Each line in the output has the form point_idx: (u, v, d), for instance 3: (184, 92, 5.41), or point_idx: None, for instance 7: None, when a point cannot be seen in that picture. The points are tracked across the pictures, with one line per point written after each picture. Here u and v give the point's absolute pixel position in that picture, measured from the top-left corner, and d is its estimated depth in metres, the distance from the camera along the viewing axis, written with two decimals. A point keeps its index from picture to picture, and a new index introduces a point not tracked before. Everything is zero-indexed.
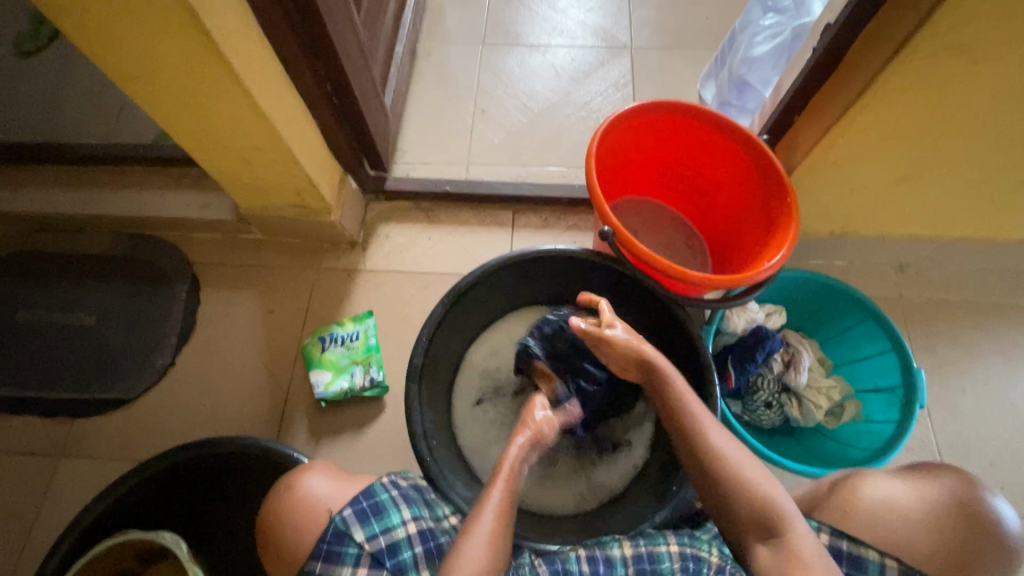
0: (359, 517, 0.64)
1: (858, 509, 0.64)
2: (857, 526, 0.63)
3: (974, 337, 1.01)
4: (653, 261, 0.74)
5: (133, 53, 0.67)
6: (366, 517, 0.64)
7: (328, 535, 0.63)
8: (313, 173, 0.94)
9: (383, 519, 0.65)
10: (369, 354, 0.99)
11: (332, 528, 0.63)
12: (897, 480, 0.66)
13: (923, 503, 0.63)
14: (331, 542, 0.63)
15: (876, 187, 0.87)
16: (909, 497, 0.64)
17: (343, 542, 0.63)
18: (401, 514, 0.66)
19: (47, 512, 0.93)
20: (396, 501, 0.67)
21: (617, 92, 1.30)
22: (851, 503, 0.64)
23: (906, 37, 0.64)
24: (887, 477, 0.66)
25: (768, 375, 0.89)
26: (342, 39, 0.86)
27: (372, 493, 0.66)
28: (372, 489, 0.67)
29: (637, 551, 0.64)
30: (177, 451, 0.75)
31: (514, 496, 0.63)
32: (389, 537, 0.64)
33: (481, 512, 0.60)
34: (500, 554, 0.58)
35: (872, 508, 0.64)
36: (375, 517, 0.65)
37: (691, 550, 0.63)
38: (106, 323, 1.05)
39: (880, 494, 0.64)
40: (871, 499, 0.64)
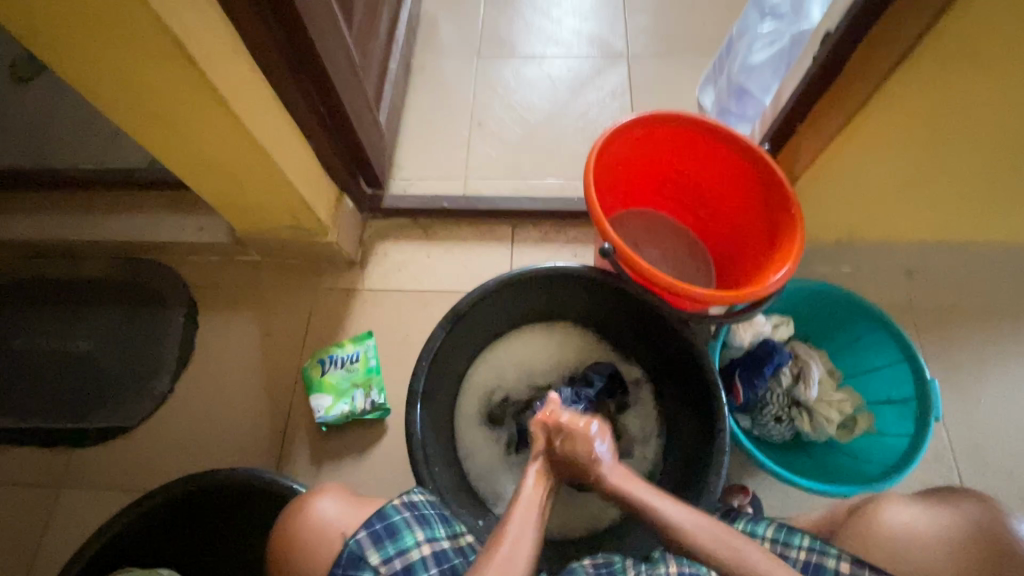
0: (373, 540, 0.61)
1: (876, 540, 0.63)
2: (876, 557, 0.62)
3: (987, 343, 0.99)
4: (654, 278, 0.73)
5: (121, 85, 0.66)
6: (381, 540, 0.61)
7: (341, 559, 0.61)
8: (308, 194, 0.93)
9: (398, 541, 0.62)
10: (369, 376, 0.98)
11: (347, 551, 0.61)
12: (916, 505, 0.64)
13: (945, 533, 0.61)
14: (346, 566, 0.60)
15: (882, 194, 0.85)
16: (931, 528, 0.62)
17: (358, 565, 0.60)
18: (415, 535, 0.63)
19: (47, 545, 0.91)
20: (409, 521, 0.63)
21: (614, 101, 1.29)
22: (870, 533, 0.63)
23: (909, 44, 0.62)
24: (909, 507, 0.64)
25: (776, 390, 0.86)
26: (333, 59, 0.85)
27: (386, 514, 0.63)
28: (385, 511, 0.63)
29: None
30: (178, 483, 0.73)
31: (535, 534, 0.60)
32: (405, 559, 0.61)
33: (501, 541, 0.59)
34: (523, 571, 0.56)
35: (891, 537, 0.62)
36: (389, 540, 0.62)
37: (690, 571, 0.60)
38: (103, 350, 1.04)
39: (897, 518, 0.63)
40: (889, 529, 0.63)
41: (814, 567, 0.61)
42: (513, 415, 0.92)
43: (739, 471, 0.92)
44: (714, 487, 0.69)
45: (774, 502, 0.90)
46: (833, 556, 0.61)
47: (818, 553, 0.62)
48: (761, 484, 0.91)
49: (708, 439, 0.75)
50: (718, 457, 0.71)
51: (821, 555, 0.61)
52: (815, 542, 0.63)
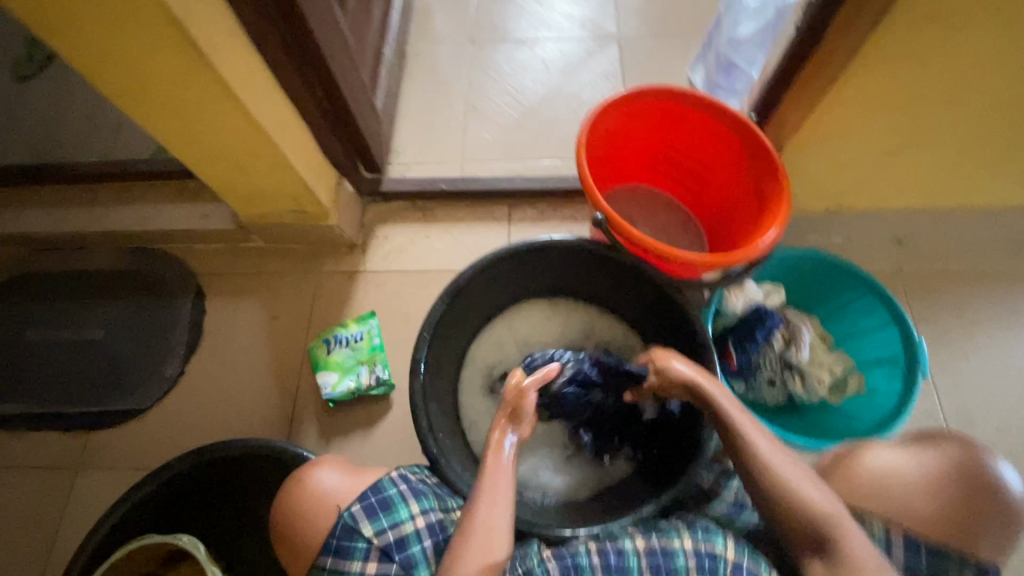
0: (367, 513, 0.66)
1: (862, 480, 0.64)
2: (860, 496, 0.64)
3: (975, 306, 1.01)
4: (646, 245, 0.75)
5: (126, 72, 0.69)
6: (374, 512, 0.66)
7: (337, 531, 0.65)
8: (309, 179, 0.95)
9: (391, 514, 0.66)
10: (373, 354, 1.00)
11: (341, 523, 0.65)
12: (900, 451, 0.66)
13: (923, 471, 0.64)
14: (341, 537, 0.65)
15: (868, 161, 0.87)
16: (909, 466, 0.64)
17: (352, 536, 0.65)
18: (408, 509, 0.67)
19: (68, 523, 0.95)
20: (403, 495, 0.68)
21: (606, 82, 1.31)
22: (854, 474, 0.65)
23: (883, 7, 0.64)
24: (888, 449, 0.66)
25: (770, 354, 0.89)
26: (330, 45, 0.87)
27: (380, 488, 0.68)
28: (381, 485, 0.68)
29: (649, 545, 0.62)
30: (195, 453, 0.77)
31: (509, 488, 0.64)
32: (396, 531, 0.65)
33: (479, 507, 0.62)
34: (498, 544, 0.60)
35: (873, 476, 0.64)
36: (383, 512, 0.66)
37: (705, 547, 0.60)
38: (115, 337, 1.07)
39: (882, 462, 0.65)
40: (874, 469, 0.65)
41: None
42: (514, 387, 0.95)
43: None
44: (707, 442, 0.72)
45: None
46: None
47: None
48: None
49: (700, 398, 0.78)
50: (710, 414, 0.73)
51: None
52: None
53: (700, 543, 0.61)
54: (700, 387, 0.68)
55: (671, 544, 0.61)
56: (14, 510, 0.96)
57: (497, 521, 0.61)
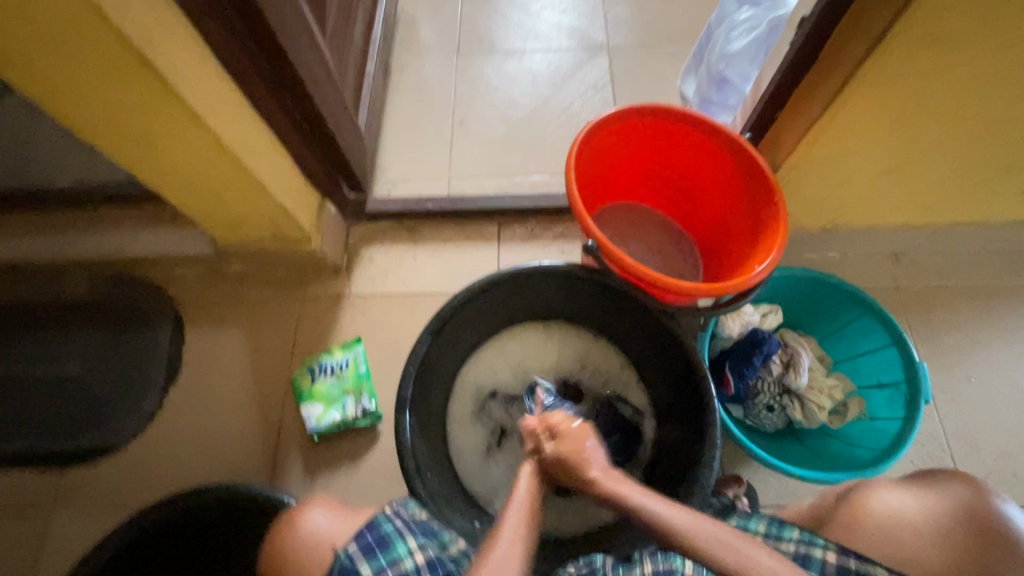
0: (364, 552, 0.62)
1: (865, 523, 0.63)
2: (864, 541, 0.62)
3: (975, 323, 0.99)
4: (639, 273, 0.72)
5: (88, 103, 0.65)
6: (372, 551, 0.62)
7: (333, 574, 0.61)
8: (288, 204, 0.92)
9: (389, 552, 0.62)
10: (359, 383, 0.97)
11: (337, 565, 0.61)
12: (904, 492, 0.64)
13: (931, 516, 0.62)
14: None
15: (864, 179, 0.85)
16: (916, 511, 0.62)
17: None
18: (407, 544, 0.62)
19: (43, 568, 0.91)
20: (400, 531, 0.64)
21: (596, 95, 1.28)
22: (857, 517, 0.63)
23: (882, 28, 0.61)
24: (896, 490, 0.64)
25: (767, 378, 0.87)
26: (307, 66, 0.84)
27: (376, 525, 0.64)
28: (376, 521, 0.64)
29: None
30: (170, 502, 0.72)
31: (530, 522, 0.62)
32: (396, 568, 0.60)
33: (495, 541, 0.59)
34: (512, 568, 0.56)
35: (879, 519, 0.62)
36: (381, 551, 0.62)
37: (664, 567, 0.62)
38: (89, 369, 1.03)
39: (887, 504, 0.63)
40: (878, 511, 0.63)
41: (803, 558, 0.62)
42: (508, 416, 0.92)
43: (733, 462, 0.92)
44: (706, 479, 0.70)
45: (768, 491, 0.90)
46: (819, 546, 0.61)
47: (807, 544, 0.62)
48: (755, 474, 0.91)
49: (698, 431, 0.75)
50: (709, 450, 0.71)
51: (809, 546, 0.62)
52: (805, 534, 0.64)
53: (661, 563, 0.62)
54: (598, 478, 0.66)
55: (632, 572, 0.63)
56: None
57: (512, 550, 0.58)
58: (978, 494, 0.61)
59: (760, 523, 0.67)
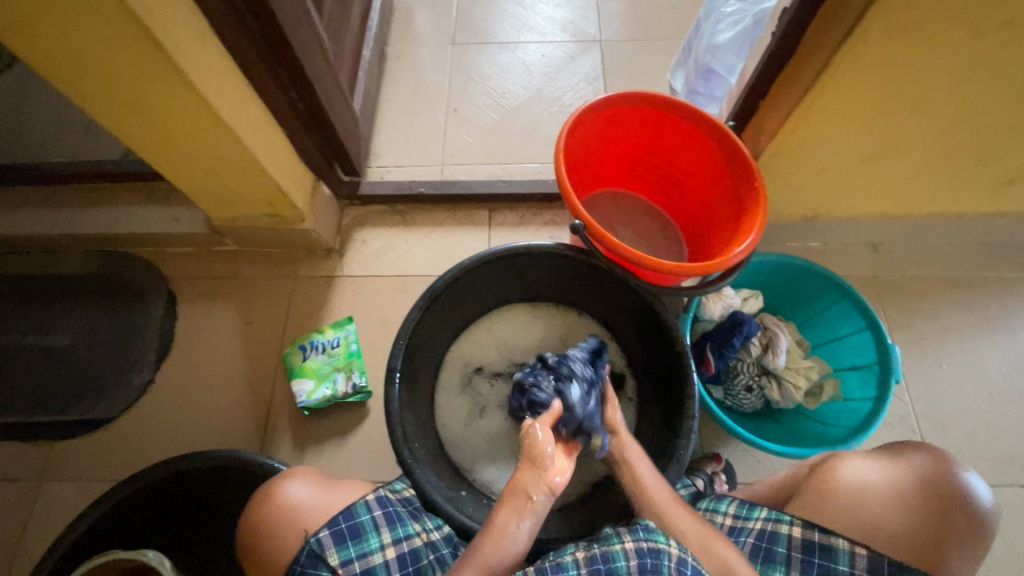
0: (336, 539, 0.63)
1: (836, 492, 0.65)
2: (833, 508, 0.65)
3: (947, 311, 1.03)
4: (623, 252, 0.75)
5: (87, 72, 0.66)
6: (343, 539, 0.64)
7: (302, 557, 0.63)
8: (283, 182, 0.93)
9: (360, 543, 0.64)
10: (350, 360, 0.99)
11: (307, 549, 0.63)
12: (875, 462, 0.67)
13: (897, 482, 0.65)
14: (305, 564, 0.62)
15: (842, 168, 0.88)
16: (884, 478, 0.65)
17: (317, 564, 0.62)
18: (380, 538, 0.65)
19: (31, 537, 0.91)
20: (376, 523, 0.66)
21: (588, 86, 1.31)
22: (828, 485, 0.66)
23: (853, 20, 0.64)
24: (864, 459, 0.67)
25: (746, 359, 0.90)
26: (305, 46, 0.85)
27: (352, 514, 0.65)
28: (353, 510, 0.66)
29: (590, 552, 0.54)
30: (162, 466, 0.74)
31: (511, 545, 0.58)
32: (365, 561, 0.63)
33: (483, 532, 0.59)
34: None
35: (850, 490, 0.65)
36: (352, 540, 0.64)
37: (648, 545, 0.54)
38: (82, 343, 1.04)
39: (856, 474, 0.66)
40: (848, 481, 0.65)
41: (768, 534, 0.66)
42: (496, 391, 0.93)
43: (713, 441, 0.95)
44: (685, 451, 0.72)
45: (746, 470, 0.93)
46: (786, 522, 0.65)
47: (773, 521, 0.66)
48: (734, 453, 0.94)
49: (678, 407, 0.77)
50: (687, 422, 0.73)
51: (776, 523, 0.66)
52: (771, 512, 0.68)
53: (643, 541, 0.54)
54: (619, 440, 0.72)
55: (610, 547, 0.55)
56: None
57: None
58: (941, 460, 0.65)
59: (731, 506, 0.72)
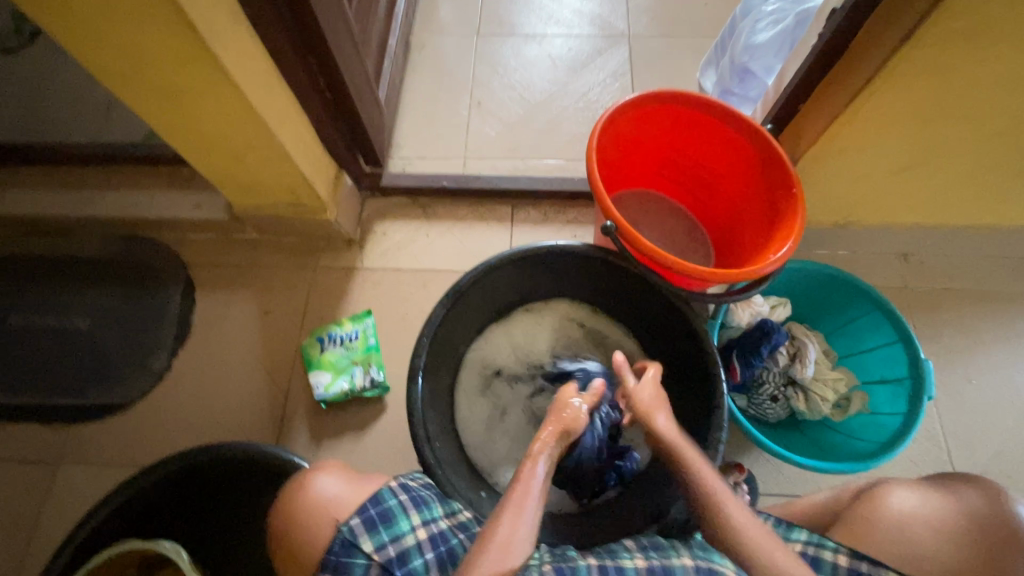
0: (367, 526, 0.60)
1: (882, 522, 0.64)
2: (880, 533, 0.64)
3: (979, 326, 1.00)
4: (656, 255, 0.73)
5: (118, 53, 0.65)
6: (375, 525, 0.61)
7: (335, 547, 0.60)
8: (307, 172, 0.92)
9: (392, 526, 0.61)
10: (369, 354, 0.98)
11: (339, 538, 0.60)
12: (920, 493, 0.66)
13: (944, 513, 0.64)
14: (338, 554, 0.60)
15: (882, 176, 0.85)
16: (930, 507, 0.64)
17: (350, 553, 0.59)
18: (410, 520, 0.62)
19: (47, 520, 0.91)
20: (404, 506, 0.63)
21: (615, 82, 1.28)
22: (874, 514, 0.65)
23: (914, 23, 0.62)
24: (911, 490, 0.66)
25: (773, 369, 0.88)
26: (334, 33, 0.83)
27: (379, 499, 0.63)
28: (379, 495, 0.63)
29: (649, 563, 0.56)
30: (184, 456, 0.73)
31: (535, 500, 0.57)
32: (399, 544, 0.60)
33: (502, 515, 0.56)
34: (517, 554, 0.53)
35: (897, 521, 0.64)
36: (383, 525, 0.61)
37: (706, 564, 0.55)
38: (99, 327, 1.03)
39: (904, 505, 0.65)
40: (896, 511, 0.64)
41: (811, 558, 0.64)
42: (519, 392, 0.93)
43: (735, 450, 0.94)
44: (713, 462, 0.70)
45: (767, 480, 0.91)
46: (830, 548, 0.63)
47: (816, 546, 0.64)
48: (755, 463, 0.93)
49: (705, 416, 0.76)
50: (716, 432, 0.72)
51: (818, 547, 0.64)
52: (813, 535, 0.66)
53: (701, 562, 0.56)
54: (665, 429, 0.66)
55: (671, 564, 0.56)
56: None
57: (519, 533, 0.54)
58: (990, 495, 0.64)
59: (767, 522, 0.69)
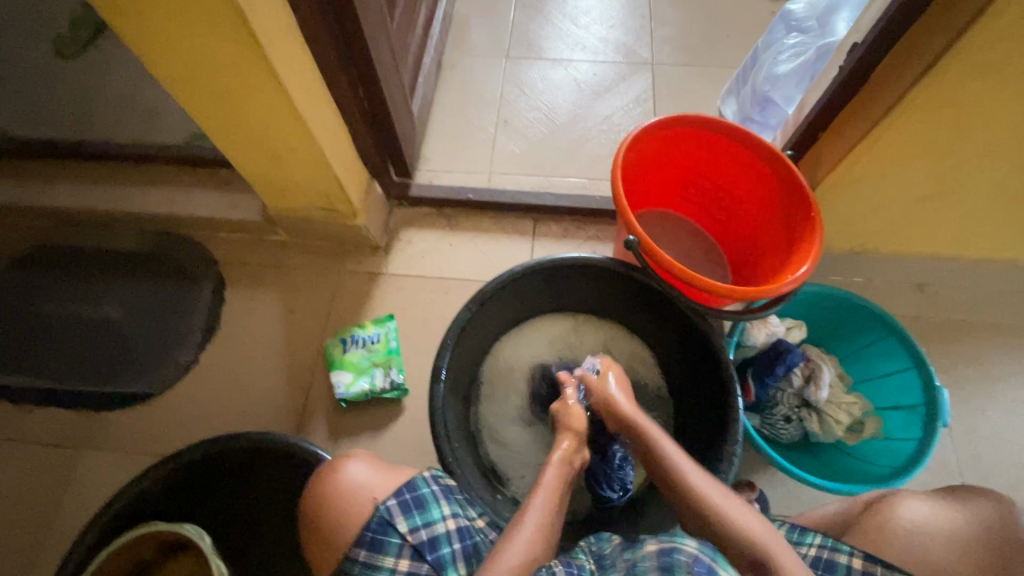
0: (402, 509, 0.61)
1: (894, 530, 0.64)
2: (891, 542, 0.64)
3: (994, 358, 1.01)
4: (676, 270, 0.75)
5: (181, 55, 0.69)
6: (409, 509, 0.61)
7: (372, 524, 0.60)
8: (343, 177, 0.96)
9: (425, 513, 0.61)
10: (389, 356, 1.01)
11: (377, 516, 0.60)
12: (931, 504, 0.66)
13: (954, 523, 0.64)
14: (375, 531, 0.59)
15: (898, 206, 0.88)
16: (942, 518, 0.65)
17: (386, 531, 0.59)
18: (441, 510, 0.63)
19: (68, 503, 0.94)
20: (436, 495, 0.64)
21: (638, 107, 1.32)
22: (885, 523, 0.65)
23: (936, 54, 0.65)
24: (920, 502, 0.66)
25: (786, 390, 0.89)
26: (378, 49, 0.88)
27: (415, 485, 0.63)
28: (414, 482, 0.63)
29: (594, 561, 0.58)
30: (204, 444, 0.75)
31: (554, 502, 0.64)
32: (430, 530, 0.61)
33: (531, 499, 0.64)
34: (538, 551, 0.58)
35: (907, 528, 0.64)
36: (417, 510, 0.61)
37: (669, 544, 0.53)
38: (132, 318, 1.07)
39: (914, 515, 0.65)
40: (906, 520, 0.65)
41: (826, 562, 0.63)
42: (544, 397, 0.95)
43: (747, 469, 0.94)
44: (725, 476, 0.72)
45: (779, 500, 0.92)
46: (844, 552, 0.62)
47: (830, 549, 0.64)
48: (768, 483, 0.93)
49: (719, 432, 0.78)
50: (730, 447, 0.73)
51: (833, 551, 0.63)
52: (827, 540, 0.65)
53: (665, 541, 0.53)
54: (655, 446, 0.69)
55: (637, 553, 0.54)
56: (11, 487, 0.95)
57: (531, 531, 0.59)
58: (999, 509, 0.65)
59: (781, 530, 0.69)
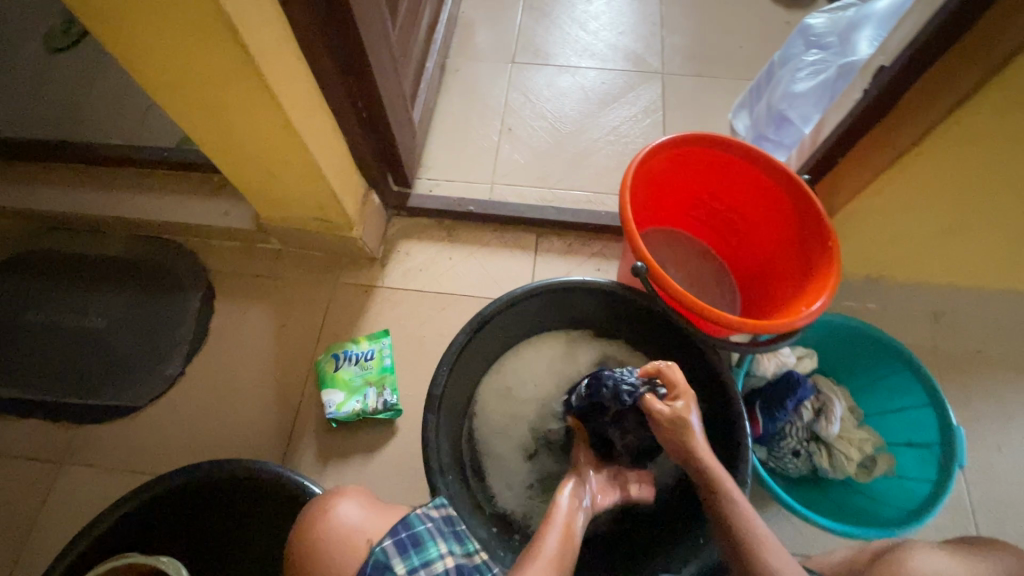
0: (399, 549, 0.58)
1: None
2: None
3: (1011, 393, 0.97)
4: (687, 301, 0.71)
5: (165, 63, 0.65)
6: (406, 549, 0.58)
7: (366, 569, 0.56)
8: (338, 188, 0.92)
9: (423, 552, 0.59)
10: (383, 375, 0.97)
11: (372, 558, 0.57)
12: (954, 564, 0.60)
13: None
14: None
15: (918, 235, 0.84)
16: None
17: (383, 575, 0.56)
18: (439, 547, 0.60)
19: (45, 521, 0.90)
20: (432, 533, 0.61)
21: (646, 118, 1.28)
22: None
23: (970, 87, 0.61)
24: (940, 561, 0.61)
25: (796, 424, 0.85)
26: (377, 57, 0.84)
27: (410, 523, 0.61)
28: (409, 519, 0.61)
29: None
30: (184, 472, 0.71)
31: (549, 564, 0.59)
32: (429, 570, 0.58)
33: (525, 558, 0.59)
34: None
35: None
36: (414, 549, 0.58)
37: None
38: (117, 327, 1.03)
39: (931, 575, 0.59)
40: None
41: None
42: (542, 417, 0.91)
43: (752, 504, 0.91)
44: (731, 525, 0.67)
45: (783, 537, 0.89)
46: None
47: None
48: (774, 518, 0.90)
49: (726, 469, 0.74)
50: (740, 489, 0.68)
51: None
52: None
53: None
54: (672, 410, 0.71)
55: None
56: None
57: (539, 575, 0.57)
58: None
59: None
